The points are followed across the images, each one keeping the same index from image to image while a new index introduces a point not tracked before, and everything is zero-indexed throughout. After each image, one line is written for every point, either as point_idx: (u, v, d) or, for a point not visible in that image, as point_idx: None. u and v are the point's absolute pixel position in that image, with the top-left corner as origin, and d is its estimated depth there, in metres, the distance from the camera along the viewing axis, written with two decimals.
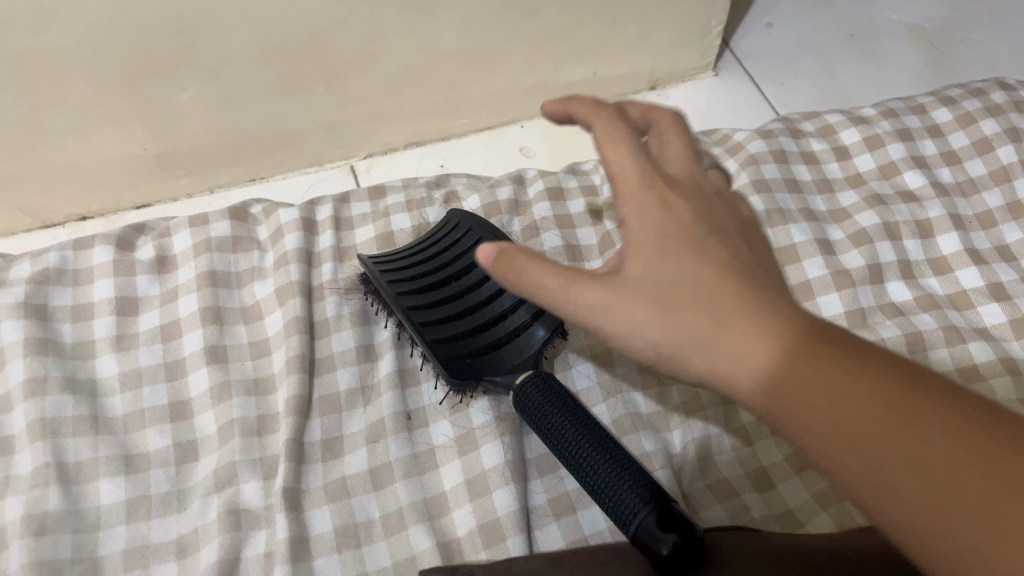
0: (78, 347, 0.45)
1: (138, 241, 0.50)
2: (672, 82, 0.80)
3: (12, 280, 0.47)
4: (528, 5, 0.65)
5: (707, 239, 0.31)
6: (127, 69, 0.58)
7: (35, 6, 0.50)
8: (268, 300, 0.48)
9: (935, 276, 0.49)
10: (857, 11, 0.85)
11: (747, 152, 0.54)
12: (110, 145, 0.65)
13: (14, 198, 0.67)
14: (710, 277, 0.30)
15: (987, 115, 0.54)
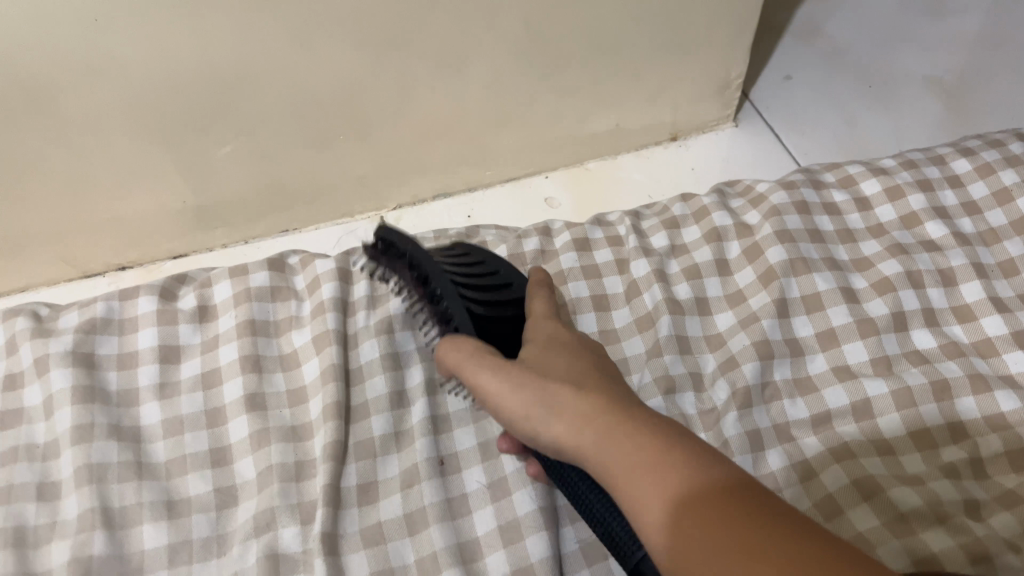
0: (123, 394, 0.47)
1: (180, 292, 0.51)
2: (693, 133, 0.82)
3: (61, 329, 0.48)
4: (552, 62, 0.67)
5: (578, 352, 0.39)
6: (169, 126, 0.61)
7: (85, 68, 0.53)
8: (305, 348, 0.50)
9: (960, 323, 0.49)
10: (874, 64, 0.87)
11: (769, 203, 0.55)
12: (150, 198, 0.67)
13: (58, 249, 0.69)
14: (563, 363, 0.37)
15: (1006, 165, 0.55)
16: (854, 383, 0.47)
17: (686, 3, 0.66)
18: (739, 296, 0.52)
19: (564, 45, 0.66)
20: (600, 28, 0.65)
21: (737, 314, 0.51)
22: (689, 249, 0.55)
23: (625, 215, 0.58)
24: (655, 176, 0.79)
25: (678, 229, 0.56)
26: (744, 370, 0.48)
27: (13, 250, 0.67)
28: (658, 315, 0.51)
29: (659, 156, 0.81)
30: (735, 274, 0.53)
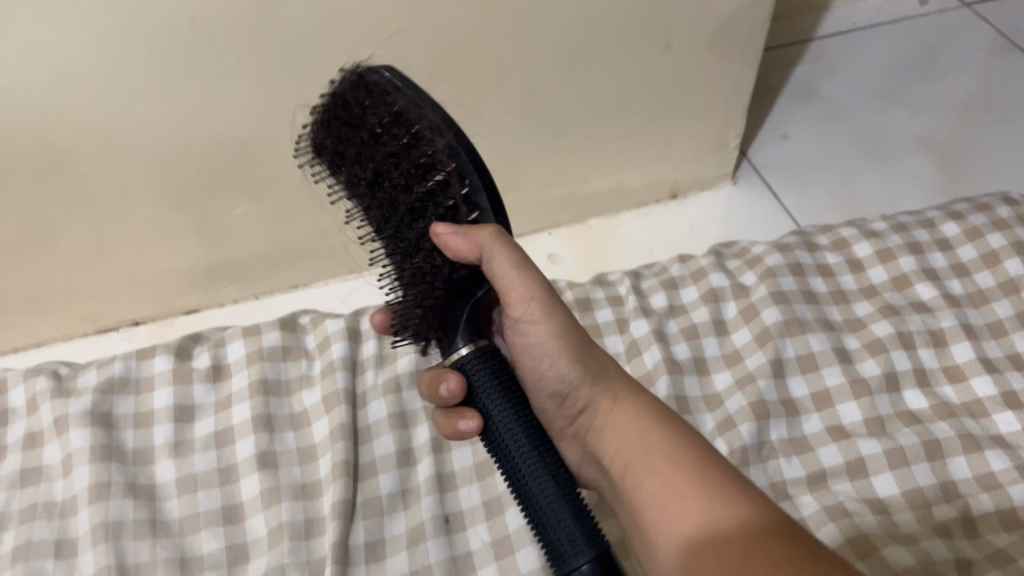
0: (139, 453, 0.48)
1: (195, 351, 0.53)
2: (693, 192, 0.84)
3: (80, 389, 0.50)
4: (555, 126, 0.70)
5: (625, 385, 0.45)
6: (186, 188, 0.63)
7: (106, 133, 0.56)
8: (315, 407, 0.51)
9: (951, 383, 0.51)
10: (868, 124, 0.90)
11: (764, 265, 0.57)
12: (165, 256, 0.69)
13: (74, 305, 0.71)
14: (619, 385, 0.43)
15: (993, 229, 0.57)
16: (848, 442, 0.48)
17: (683, 70, 0.69)
18: (736, 356, 0.54)
19: (566, 110, 0.68)
20: (600, 94, 0.68)
21: (734, 373, 0.53)
22: (687, 309, 0.57)
23: (625, 275, 0.59)
24: (656, 234, 0.81)
25: (677, 289, 0.58)
26: (741, 429, 0.49)
27: (32, 307, 0.70)
28: (657, 374, 0.52)
29: (659, 214, 0.83)
30: (732, 333, 0.55)
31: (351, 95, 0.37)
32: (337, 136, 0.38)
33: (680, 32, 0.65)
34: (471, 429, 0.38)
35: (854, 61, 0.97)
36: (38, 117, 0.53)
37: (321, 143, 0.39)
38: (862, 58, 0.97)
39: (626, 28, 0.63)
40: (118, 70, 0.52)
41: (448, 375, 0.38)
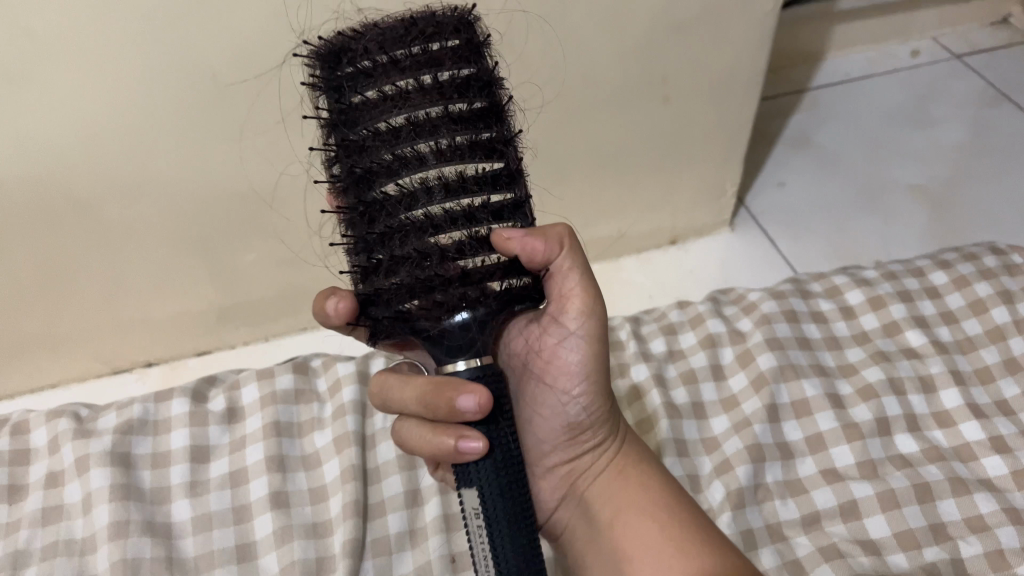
0: (156, 492, 0.50)
1: (210, 393, 0.55)
2: (692, 238, 0.87)
3: (100, 430, 0.52)
4: (558, 175, 0.72)
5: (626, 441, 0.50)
6: (202, 234, 0.65)
7: (127, 180, 0.59)
8: (326, 448, 0.53)
9: (940, 428, 0.52)
10: (862, 172, 0.92)
11: (760, 311, 0.59)
12: (180, 299, 0.72)
13: (90, 346, 0.73)
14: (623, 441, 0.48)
15: (980, 278, 0.59)
16: (841, 485, 0.50)
17: (681, 123, 0.72)
18: (733, 400, 0.56)
19: (568, 160, 0.71)
20: (601, 144, 0.71)
21: (731, 417, 0.55)
22: (686, 354, 0.59)
23: (626, 320, 0.61)
24: (656, 279, 0.84)
25: (675, 334, 0.60)
26: (738, 472, 0.51)
27: (49, 348, 0.72)
28: (657, 418, 0.54)
29: (658, 259, 0.85)
30: (729, 377, 0.57)
31: (433, 26, 0.35)
32: (384, 56, 0.34)
33: (678, 87, 0.67)
34: (472, 451, 0.34)
35: (848, 111, 1.00)
36: (64, 166, 0.56)
37: (349, 49, 0.35)
38: (856, 108, 1.00)
39: (626, 84, 0.65)
40: (142, 121, 0.55)
41: (467, 387, 0.35)
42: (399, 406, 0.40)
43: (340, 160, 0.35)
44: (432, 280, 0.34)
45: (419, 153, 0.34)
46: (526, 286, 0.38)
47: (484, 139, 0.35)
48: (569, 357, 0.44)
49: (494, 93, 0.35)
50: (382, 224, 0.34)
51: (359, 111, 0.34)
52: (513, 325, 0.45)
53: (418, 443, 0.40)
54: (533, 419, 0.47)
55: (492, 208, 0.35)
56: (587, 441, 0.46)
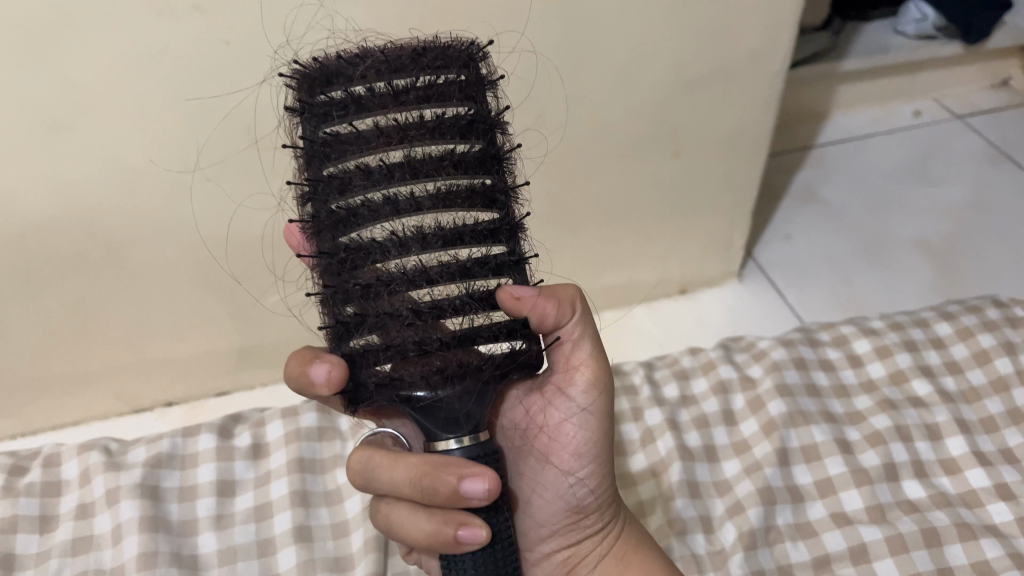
0: (183, 525, 0.51)
1: (235, 429, 0.57)
2: (701, 288, 0.89)
3: (131, 463, 0.53)
4: (571, 225, 0.75)
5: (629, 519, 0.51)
6: (228, 277, 0.68)
7: (159, 224, 0.61)
8: (349, 484, 0.54)
9: (947, 475, 0.54)
10: (868, 227, 0.95)
11: (770, 358, 0.61)
12: (202, 340, 0.74)
13: (113, 385, 0.75)
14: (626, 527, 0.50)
15: (983, 329, 0.61)
16: (850, 528, 0.51)
17: (691, 176, 0.74)
18: (744, 444, 0.57)
19: (582, 210, 0.73)
20: (614, 195, 0.73)
21: (743, 460, 0.56)
22: (698, 399, 0.60)
23: (639, 365, 0.63)
24: (667, 327, 0.86)
25: (688, 380, 0.62)
26: (749, 514, 0.52)
27: (75, 386, 0.74)
28: (670, 460, 0.56)
29: (668, 308, 0.88)
30: (740, 423, 0.58)
31: (441, 59, 0.35)
32: (382, 90, 0.34)
33: (688, 142, 0.70)
34: (474, 541, 0.35)
35: (853, 167, 1.03)
36: (101, 209, 0.59)
37: (344, 75, 0.35)
38: (860, 165, 1.03)
39: (638, 139, 0.68)
40: (177, 169, 0.58)
41: (472, 470, 0.35)
42: (388, 485, 0.39)
43: (321, 198, 0.34)
44: (428, 341, 0.33)
45: (413, 197, 0.34)
46: (533, 354, 0.36)
47: (483, 186, 0.35)
48: (575, 433, 0.45)
49: (492, 137, 0.36)
50: (370, 273, 0.34)
51: (348, 144, 0.34)
52: (510, 396, 0.46)
53: (406, 526, 0.39)
54: (533, 500, 0.47)
55: (492, 265, 0.35)
56: (588, 524, 0.47)
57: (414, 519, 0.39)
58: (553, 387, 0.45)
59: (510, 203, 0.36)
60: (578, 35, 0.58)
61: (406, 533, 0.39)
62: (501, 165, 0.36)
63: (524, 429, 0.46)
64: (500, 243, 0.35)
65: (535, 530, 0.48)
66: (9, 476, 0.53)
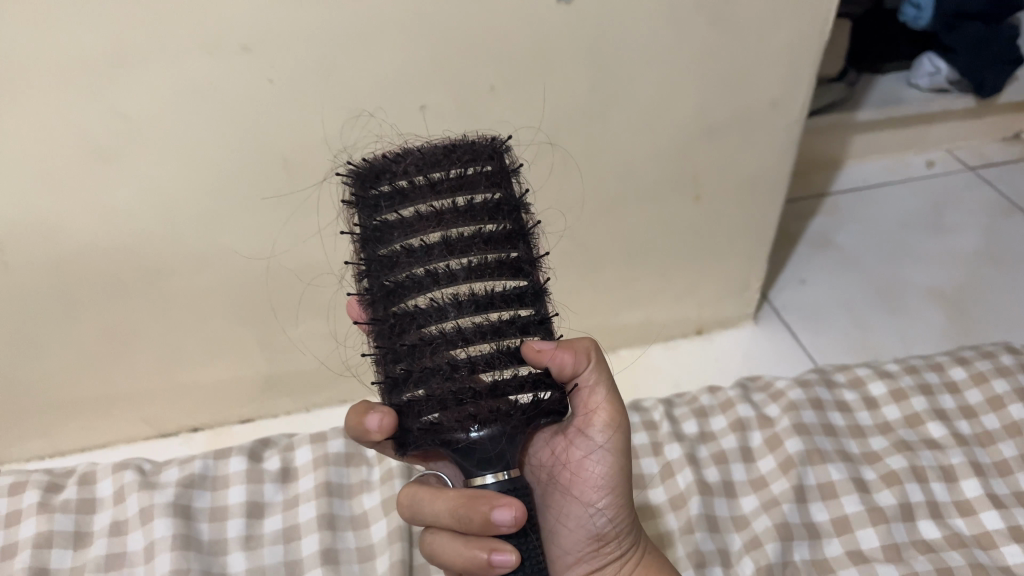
0: (214, 544, 0.52)
1: (265, 454, 0.58)
2: (717, 329, 0.90)
3: (164, 483, 0.55)
4: (592, 263, 0.76)
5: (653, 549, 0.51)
6: (258, 307, 0.70)
7: (197, 255, 0.64)
8: (375, 509, 0.56)
9: (962, 516, 0.55)
10: (883, 273, 0.96)
11: (787, 398, 0.63)
12: (230, 369, 0.75)
13: (141, 410, 0.77)
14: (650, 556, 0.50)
15: (997, 375, 0.62)
16: (866, 566, 0.52)
17: (711, 221, 0.76)
18: (762, 481, 0.58)
19: (604, 252, 0.76)
20: (636, 238, 0.75)
21: (760, 496, 0.57)
22: (717, 435, 0.62)
23: (659, 402, 0.65)
24: (682, 366, 0.87)
25: (707, 417, 0.63)
26: (767, 549, 0.53)
27: (105, 409, 0.76)
28: (689, 494, 0.57)
29: (685, 348, 0.89)
30: (758, 460, 0.60)
31: (470, 153, 0.38)
32: (422, 180, 0.37)
33: (708, 186, 0.72)
34: (506, 564, 0.37)
35: (868, 216, 1.05)
36: (141, 237, 0.61)
37: (389, 171, 0.38)
38: (875, 213, 1.05)
39: (660, 183, 0.70)
40: (219, 202, 0.60)
41: (503, 500, 0.36)
42: (431, 515, 0.41)
43: (372, 274, 0.36)
44: (462, 392, 0.35)
45: (449, 269, 0.36)
46: (554, 400, 0.37)
47: (510, 258, 0.37)
48: (595, 469, 0.46)
49: (519, 217, 0.38)
50: (414, 335, 0.36)
51: (394, 228, 0.37)
52: (538, 436, 0.48)
53: (448, 553, 0.40)
54: (558, 530, 0.49)
55: (519, 324, 0.36)
56: (609, 551, 0.48)
57: (454, 546, 0.40)
58: (573, 428, 0.46)
59: (535, 272, 0.38)
60: (604, 83, 0.60)
61: (450, 561, 0.40)
62: (527, 240, 0.38)
63: (549, 469, 0.48)
64: (527, 306, 0.37)
65: (561, 557, 0.49)
66: (45, 493, 0.55)
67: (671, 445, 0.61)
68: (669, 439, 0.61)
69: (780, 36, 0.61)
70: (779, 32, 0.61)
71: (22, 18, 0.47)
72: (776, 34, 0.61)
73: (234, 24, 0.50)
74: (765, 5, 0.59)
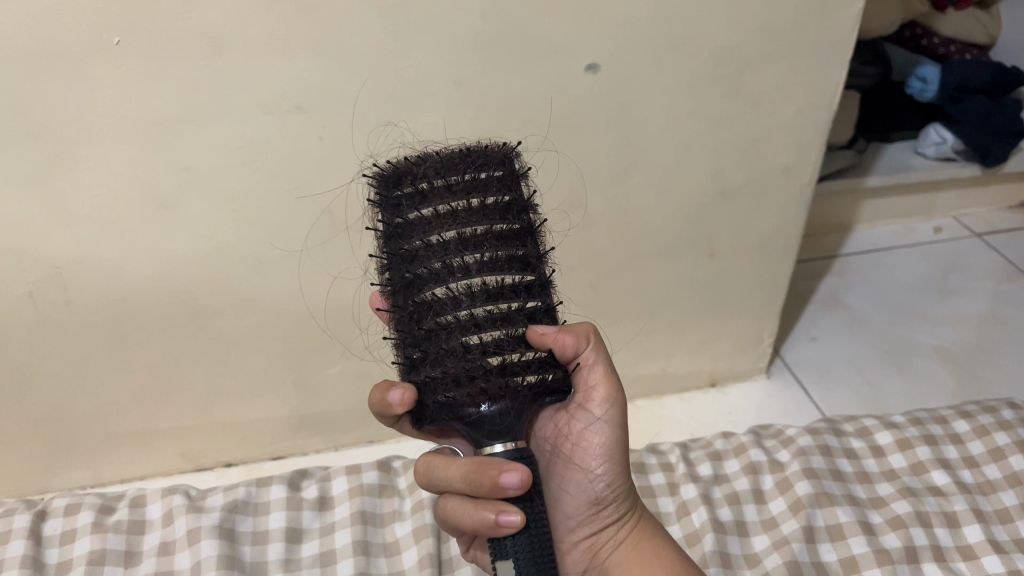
0: (256, 565, 0.59)
1: (302, 483, 0.65)
2: (730, 381, 0.94)
3: (210, 507, 0.61)
4: (612, 315, 0.80)
5: (653, 521, 0.55)
6: (296, 348, 0.74)
7: (243, 299, 0.68)
8: (406, 537, 0.61)
9: (964, 560, 0.57)
10: (891, 332, 1.00)
11: (797, 444, 0.66)
12: (265, 408, 0.79)
13: (181, 445, 0.81)
14: (649, 528, 0.53)
15: (998, 428, 0.65)
16: None
17: (726, 276, 0.80)
18: (773, 521, 0.62)
19: (625, 304, 0.80)
20: (654, 293, 0.80)
21: (771, 536, 0.61)
22: (730, 478, 0.66)
23: (675, 446, 0.69)
24: (697, 417, 0.90)
25: (720, 460, 0.67)
26: None
27: (147, 442, 0.80)
28: (704, 532, 0.61)
29: (699, 399, 0.93)
30: (769, 502, 0.64)
31: (482, 158, 0.42)
32: (439, 182, 0.41)
33: (722, 245, 0.76)
34: (512, 524, 0.39)
35: (877, 277, 1.09)
36: (195, 283, 0.66)
37: (411, 174, 0.41)
38: (884, 274, 1.09)
39: (678, 240, 0.75)
40: (269, 250, 0.65)
41: (509, 465, 0.39)
42: (444, 481, 0.44)
43: (395, 267, 0.40)
44: (474, 369, 0.39)
45: (464, 263, 0.40)
46: (558, 378, 0.42)
47: (519, 254, 0.41)
48: (594, 439, 0.50)
49: (527, 218, 0.42)
50: (431, 321, 0.39)
51: (415, 226, 0.40)
52: (542, 414, 0.51)
53: (457, 515, 0.44)
54: (560, 496, 0.52)
55: (526, 312, 0.40)
56: (608, 515, 0.52)
57: (462, 509, 0.43)
58: (575, 404, 0.50)
59: (542, 266, 0.42)
60: (626, 148, 0.65)
61: (458, 522, 0.44)
62: (534, 238, 0.42)
63: (554, 445, 0.52)
64: (534, 297, 0.41)
65: (564, 521, 0.53)
66: (98, 514, 0.61)
67: (685, 485, 0.65)
68: (684, 480, 0.65)
69: (790, 106, 0.66)
70: (789, 102, 0.66)
71: (103, 83, 0.52)
72: (786, 105, 0.66)
73: (290, 89, 0.55)
74: (776, 79, 0.64)
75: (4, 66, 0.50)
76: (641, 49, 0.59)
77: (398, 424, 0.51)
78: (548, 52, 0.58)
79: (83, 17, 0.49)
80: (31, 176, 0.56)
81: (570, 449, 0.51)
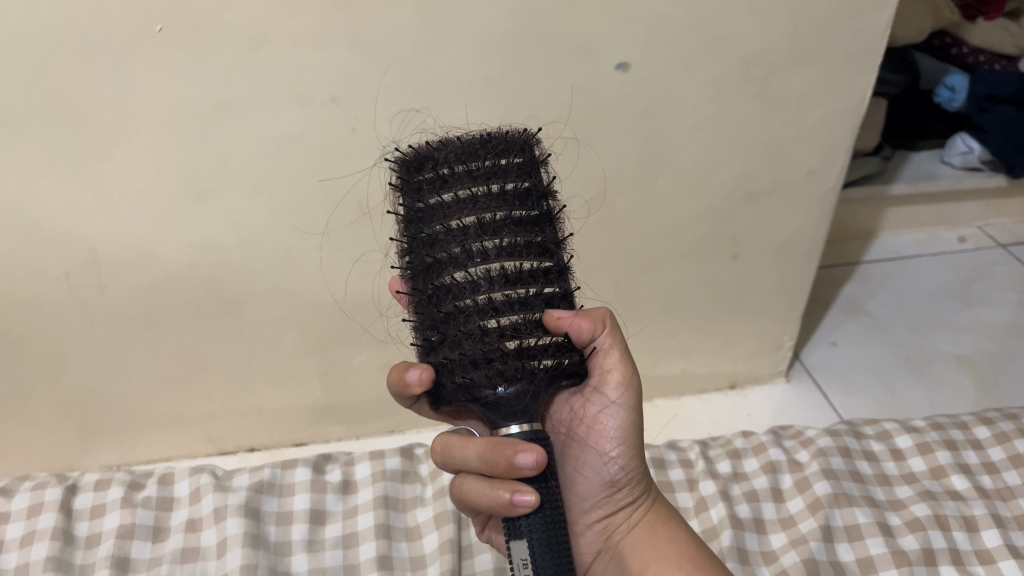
0: (280, 545, 0.60)
1: (326, 467, 0.66)
2: (749, 384, 0.94)
3: (237, 486, 0.63)
4: (635, 313, 0.81)
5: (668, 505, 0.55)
6: (323, 338, 0.75)
7: (272, 288, 0.70)
8: (427, 523, 0.62)
9: (981, 564, 0.57)
10: (913, 340, 1.00)
11: (816, 445, 0.67)
12: (289, 396, 0.81)
13: (207, 429, 0.83)
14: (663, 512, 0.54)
15: (1020, 435, 0.65)
16: None
17: (749, 279, 0.81)
18: (791, 520, 0.62)
19: (647, 304, 0.80)
20: (676, 293, 0.80)
21: (789, 534, 0.61)
22: (749, 476, 0.66)
23: (695, 443, 0.70)
24: (715, 417, 0.91)
25: (739, 459, 0.68)
26: None
27: (173, 426, 0.81)
28: (722, 528, 0.61)
29: (718, 400, 0.93)
30: (788, 501, 0.64)
31: (502, 144, 0.42)
32: (459, 168, 0.41)
33: (746, 247, 0.77)
34: (525, 505, 0.39)
35: (900, 285, 1.09)
36: (227, 270, 0.67)
37: (431, 158, 0.42)
38: (907, 283, 1.09)
39: (702, 241, 0.75)
40: (300, 240, 0.66)
41: (525, 446, 0.40)
42: (460, 460, 0.45)
43: (415, 252, 0.42)
44: (491, 352, 0.40)
45: (483, 248, 0.41)
46: (575, 362, 0.42)
47: (537, 240, 0.41)
48: (608, 422, 0.51)
49: (545, 205, 0.42)
50: (450, 305, 0.40)
51: (435, 211, 0.41)
52: (559, 398, 0.52)
53: (473, 494, 0.44)
54: (575, 479, 0.53)
55: (544, 297, 0.41)
56: (621, 498, 0.52)
57: (479, 488, 0.44)
58: (590, 388, 0.51)
59: (560, 253, 0.43)
60: (653, 148, 0.66)
61: (474, 500, 0.44)
62: (553, 224, 0.42)
63: (571, 428, 0.53)
64: (552, 283, 0.42)
65: (579, 503, 0.54)
66: (128, 490, 0.63)
67: (704, 481, 0.66)
68: (703, 476, 0.66)
69: (816, 111, 0.66)
70: (816, 106, 0.66)
71: (145, 73, 0.54)
72: (811, 109, 0.66)
73: (326, 82, 0.57)
74: (805, 84, 0.64)
75: (49, 52, 0.52)
76: (671, 50, 0.60)
77: (416, 406, 0.52)
78: (578, 51, 0.59)
79: (128, 7, 0.51)
80: (71, 161, 0.58)
81: (586, 433, 0.52)
